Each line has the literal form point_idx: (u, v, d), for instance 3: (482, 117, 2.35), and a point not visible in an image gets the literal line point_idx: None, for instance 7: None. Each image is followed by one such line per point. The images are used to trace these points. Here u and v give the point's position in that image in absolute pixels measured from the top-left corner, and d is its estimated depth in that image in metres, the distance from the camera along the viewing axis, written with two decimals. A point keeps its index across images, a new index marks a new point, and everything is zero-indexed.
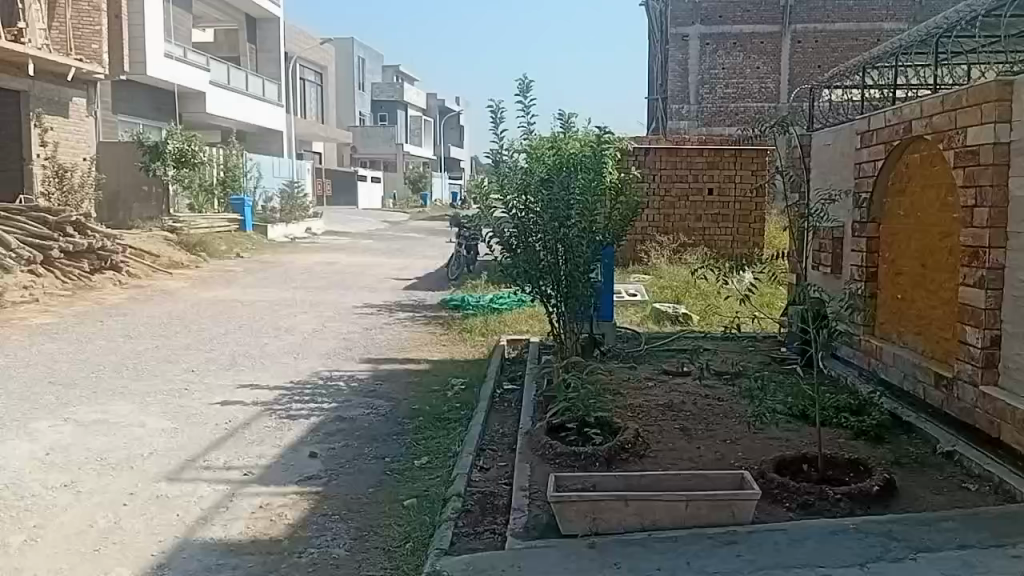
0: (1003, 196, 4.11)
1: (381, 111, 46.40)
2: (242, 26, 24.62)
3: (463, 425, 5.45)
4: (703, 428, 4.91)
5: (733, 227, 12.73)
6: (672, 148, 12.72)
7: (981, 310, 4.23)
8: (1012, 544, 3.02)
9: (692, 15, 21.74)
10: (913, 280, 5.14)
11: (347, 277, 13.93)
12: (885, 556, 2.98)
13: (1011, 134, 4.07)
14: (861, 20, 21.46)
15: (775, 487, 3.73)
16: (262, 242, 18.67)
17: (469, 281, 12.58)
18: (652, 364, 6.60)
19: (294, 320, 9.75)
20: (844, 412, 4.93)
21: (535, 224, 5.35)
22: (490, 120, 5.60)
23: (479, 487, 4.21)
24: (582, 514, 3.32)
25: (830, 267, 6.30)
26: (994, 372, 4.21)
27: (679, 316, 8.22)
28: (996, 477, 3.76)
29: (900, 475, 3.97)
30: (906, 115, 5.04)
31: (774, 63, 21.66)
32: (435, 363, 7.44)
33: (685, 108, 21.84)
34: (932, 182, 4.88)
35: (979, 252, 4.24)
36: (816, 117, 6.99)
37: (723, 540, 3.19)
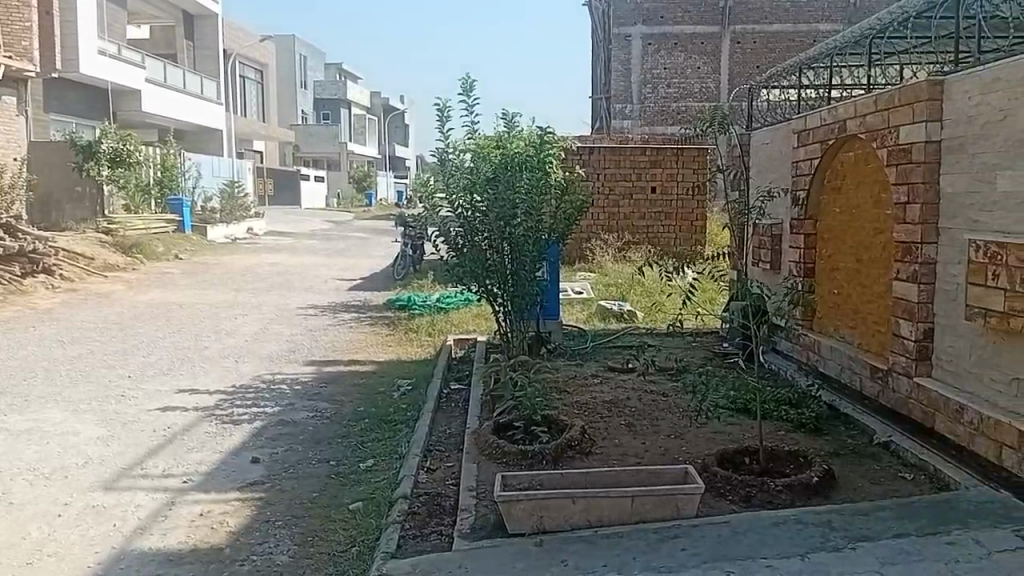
0: (934, 193, 4.25)
1: (324, 110, 45.81)
2: (179, 22, 24.04)
3: (409, 426, 5.41)
4: (648, 424, 4.96)
5: (676, 225, 12.91)
6: (616, 147, 12.84)
7: (914, 304, 4.36)
8: (947, 532, 3.10)
9: (634, 16, 21.96)
10: (850, 276, 5.28)
11: (290, 278, 13.72)
12: (826, 546, 3.03)
13: (941, 132, 4.19)
14: (797, 22, 22.01)
15: (718, 481, 3.79)
16: (202, 243, 18.25)
17: (415, 281, 12.50)
18: (598, 361, 6.65)
19: (235, 323, 9.54)
20: (783, 405, 5.04)
21: (481, 223, 5.33)
22: (436, 119, 5.55)
23: (426, 488, 4.18)
24: (529, 514, 3.32)
25: (769, 264, 6.43)
26: (927, 364, 4.33)
27: (624, 313, 8.31)
28: (931, 466, 3.88)
29: (838, 466, 4.07)
30: (841, 115, 5.17)
31: (714, 63, 22.03)
32: (381, 364, 7.36)
33: (628, 108, 22.07)
34: (866, 180, 5.01)
35: (912, 247, 4.37)
36: (756, 116, 7.15)
37: (668, 535, 3.22)
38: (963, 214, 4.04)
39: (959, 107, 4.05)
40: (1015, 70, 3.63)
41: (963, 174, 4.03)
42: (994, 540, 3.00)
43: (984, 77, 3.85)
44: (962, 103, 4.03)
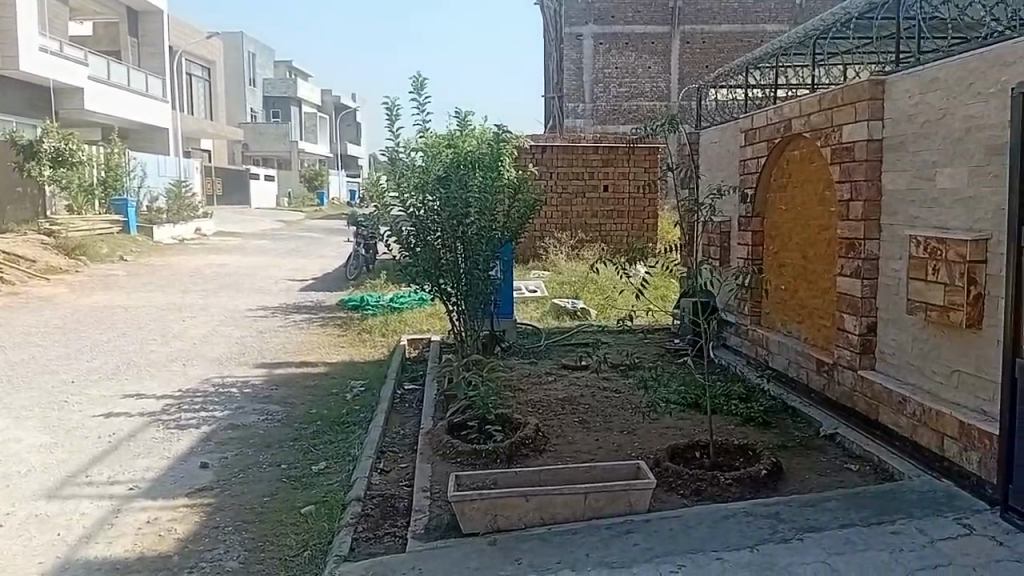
0: (876, 190, 4.35)
1: (273, 108, 45.15)
2: (123, 19, 23.47)
3: (362, 428, 5.36)
4: (600, 420, 5.00)
5: (628, 223, 13.02)
6: (568, 145, 12.90)
7: (857, 298, 4.46)
8: (891, 521, 3.17)
9: (585, 15, 22.09)
10: (796, 272, 5.38)
11: (240, 279, 13.49)
12: (775, 538, 3.09)
13: (883, 131, 4.30)
14: (745, 23, 22.38)
15: (670, 476, 3.83)
16: (148, 244, 17.83)
17: (368, 281, 12.39)
18: (552, 359, 6.67)
19: (183, 325, 9.33)
20: (733, 400, 5.12)
21: (433, 222, 5.31)
22: (386, 118, 5.51)
23: (380, 490, 4.15)
24: (483, 513, 3.31)
25: (718, 261, 6.52)
26: (870, 357, 4.44)
27: (577, 311, 8.35)
28: (875, 458, 3.98)
29: (786, 459, 4.15)
30: (786, 114, 5.27)
31: (664, 62, 22.28)
32: (334, 365, 7.28)
33: (580, 107, 22.22)
34: (811, 178, 5.12)
35: (855, 243, 4.48)
36: (704, 115, 7.25)
37: (620, 531, 3.24)
38: (904, 210, 4.14)
39: (899, 106, 4.16)
40: (952, 69, 3.73)
41: (904, 172, 4.13)
42: (936, 529, 3.08)
43: (923, 76, 3.95)
44: (902, 102, 4.13)
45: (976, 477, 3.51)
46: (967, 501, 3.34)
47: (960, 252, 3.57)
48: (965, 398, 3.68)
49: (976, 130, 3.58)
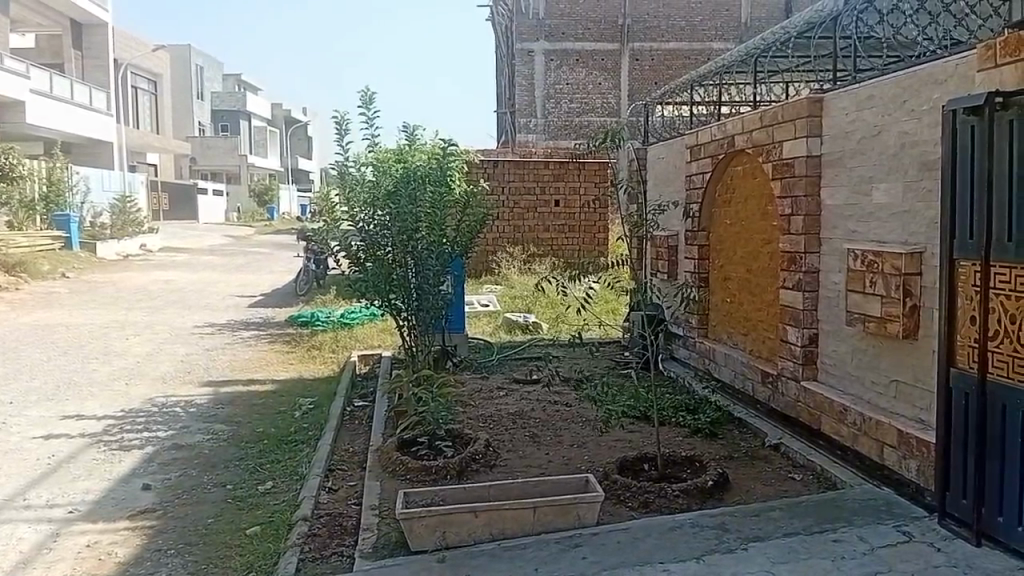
0: (816, 205, 4.47)
1: (222, 121, 44.52)
2: (67, 31, 23.00)
3: (311, 446, 5.29)
4: (551, 434, 5.01)
5: (580, 237, 13.13)
6: (520, 160, 12.98)
7: (800, 310, 4.57)
8: (833, 529, 3.24)
9: (536, 32, 22.27)
10: (741, 284, 5.49)
11: (187, 295, 13.23)
12: (720, 548, 3.12)
13: (821, 147, 4.42)
14: (692, 41, 22.84)
15: (618, 488, 3.87)
16: (90, 260, 17.39)
17: (318, 296, 12.26)
18: (503, 373, 6.67)
19: (126, 343, 9.11)
20: (681, 412, 5.18)
21: (384, 237, 5.27)
22: (335, 132, 5.47)
23: (327, 509, 4.10)
24: (431, 529, 3.29)
25: (666, 274, 6.61)
26: (813, 368, 4.54)
27: (529, 325, 8.38)
28: (818, 467, 4.06)
29: (732, 469, 4.21)
30: (730, 130, 5.39)
31: (615, 79, 22.58)
32: (282, 383, 7.17)
33: (532, 122, 22.37)
34: (754, 193, 5.23)
35: (796, 257, 4.59)
36: (652, 131, 7.39)
37: (569, 544, 3.25)
38: (843, 224, 4.25)
39: (837, 122, 4.28)
40: (886, 88, 3.85)
41: (842, 187, 4.25)
42: (876, 536, 3.15)
43: (860, 94, 4.07)
44: (840, 118, 4.25)
45: (915, 485, 3.60)
46: (905, 508, 3.42)
47: (896, 265, 3.67)
48: (903, 407, 3.77)
49: (909, 146, 3.69)
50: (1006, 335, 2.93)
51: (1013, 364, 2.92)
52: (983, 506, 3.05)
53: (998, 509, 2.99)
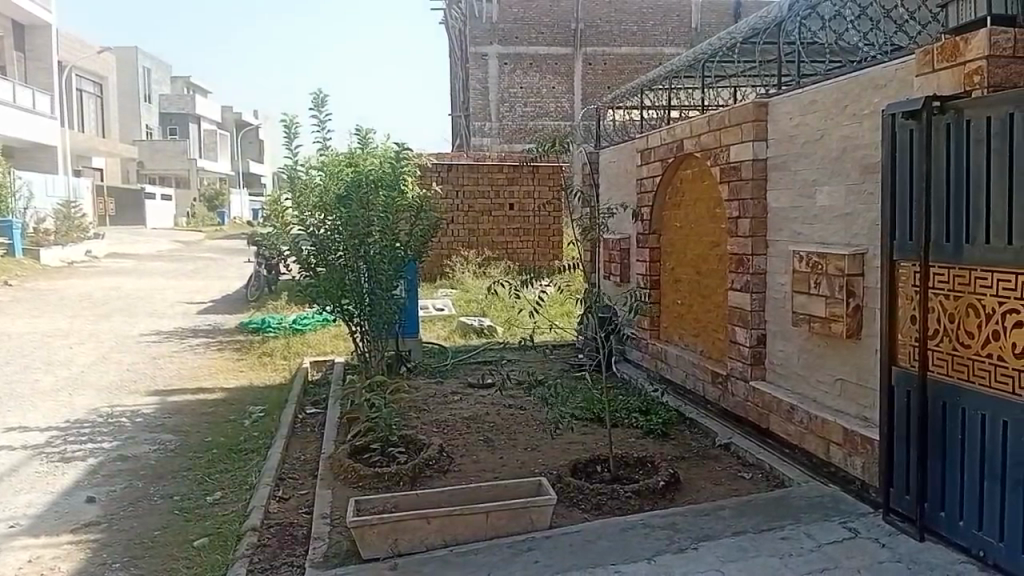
0: (762, 208, 4.55)
1: (171, 125, 43.68)
2: (7, 32, 22.32)
3: (261, 454, 5.21)
4: (504, 437, 5.01)
5: (533, 241, 13.20)
6: (473, 163, 12.98)
7: (747, 312, 4.64)
8: (781, 527, 3.29)
9: (489, 36, 22.29)
10: (691, 286, 5.55)
11: (135, 302, 12.94)
12: (671, 548, 3.15)
13: (767, 151, 4.51)
14: (644, 46, 23.13)
15: (571, 491, 3.89)
16: (33, 267, 16.92)
17: (270, 302, 12.08)
18: (457, 377, 6.65)
19: (70, 352, 8.87)
20: (634, 413, 5.22)
21: (334, 242, 5.21)
22: (284, 135, 5.40)
23: (277, 519, 4.04)
24: (383, 537, 3.25)
25: (618, 277, 6.67)
26: (761, 369, 4.62)
27: (484, 329, 8.37)
28: (767, 465, 4.13)
29: (683, 469, 4.26)
30: (679, 134, 5.46)
31: (568, 83, 22.73)
32: (232, 391, 7.04)
33: (487, 126, 22.37)
34: (702, 196, 5.30)
35: (744, 259, 4.66)
36: (603, 135, 7.46)
37: (522, 548, 3.24)
38: (787, 226, 4.34)
39: (782, 127, 4.37)
40: (828, 94, 3.93)
41: (787, 191, 4.33)
42: (822, 533, 3.21)
43: (803, 99, 4.16)
44: (785, 123, 4.34)
45: (860, 481, 3.68)
46: (850, 504, 3.50)
47: (840, 267, 3.74)
48: (848, 405, 3.85)
49: (851, 150, 3.77)
50: (945, 334, 3.01)
51: (951, 362, 3.00)
52: (925, 501, 3.13)
53: (940, 504, 3.07)
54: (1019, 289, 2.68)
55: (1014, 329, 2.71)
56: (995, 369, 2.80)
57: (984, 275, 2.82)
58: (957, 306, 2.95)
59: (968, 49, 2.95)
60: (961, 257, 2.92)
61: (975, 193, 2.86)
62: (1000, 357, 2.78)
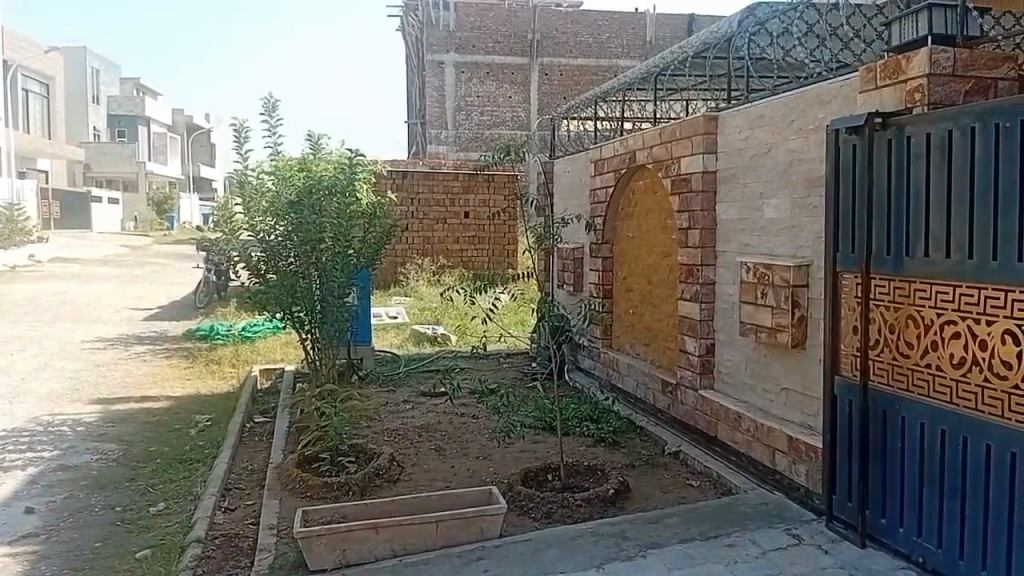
0: (711, 219, 4.63)
1: (120, 127, 42.73)
2: None
3: (207, 464, 5.11)
4: (456, 446, 5.00)
5: (489, 249, 13.17)
6: (429, 171, 12.98)
7: (697, 321, 4.72)
8: (728, 534, 3.33)
9: (446, 43, 22.27)
10: (642, 295, 5.62)
11: (79, 308, 12.61)
12: (619, 556, 3.17)
13: (716, 163, 4.59)
14: (600, 57, 23.39)
15: (521, 500, 3.89)
16: None
17: (219, 309, 11.88)
18: (410, 386, 6.62)
19: (9, 359, 8.60)
20: (585, 421, 5.25)
21: (286, 248, 5.13)
22: (234, 140, 5.32)
23: (223, 530, 3.97)
24: (331, 548, 3.21)
25: (572, 286, 6.72)
26: (710, 377, 4.69)
27: (437, 337, 8.35)
28: (715, 473, 4.19)
29: (633, 477, 4.30)
30: (631, 145, 5.53)
31: (524, 93, 22.87)
32: (178, 399, 6.90)
33: (443, 134, 22.37)
34: (654, 207, 5.37)
35: (693, 269, 4.74)
36: (558, 145, 7.53)
37: (471, 557, 3.23)
38: (736, 238, 4.42)
39: (731, 140, 4.45)
40: (776, 109, 4.02)
41: (735, 203, 4.41)
42: (767, 539, 3.26)
43: (751, 113, 4.25)
44: (734, 136, 4.42)
45: (804, 488, 3.75)
46: (794, 511, 3.56)
47: (786, 278, 3.82)
48: (793, 413, 3.92)
49: (797, 164, 3.85)
50: (886, 344, 3.09)
51: (892, 372, 3.07)
52: (867, 509, 3.20)
53: (881, 511, 3.14)
54: (957, 300, 2.75)
55: (951, 340, 2.78)
56: (933, 379, 2.87)
57: (923, 288, 2.90)
58: (898, 317, 3.02)
59: (910, 66, 3.05)
60: (902, 269, 3.00)
61: (914, 207, 2.94)
62: (938, 367, 2.85)
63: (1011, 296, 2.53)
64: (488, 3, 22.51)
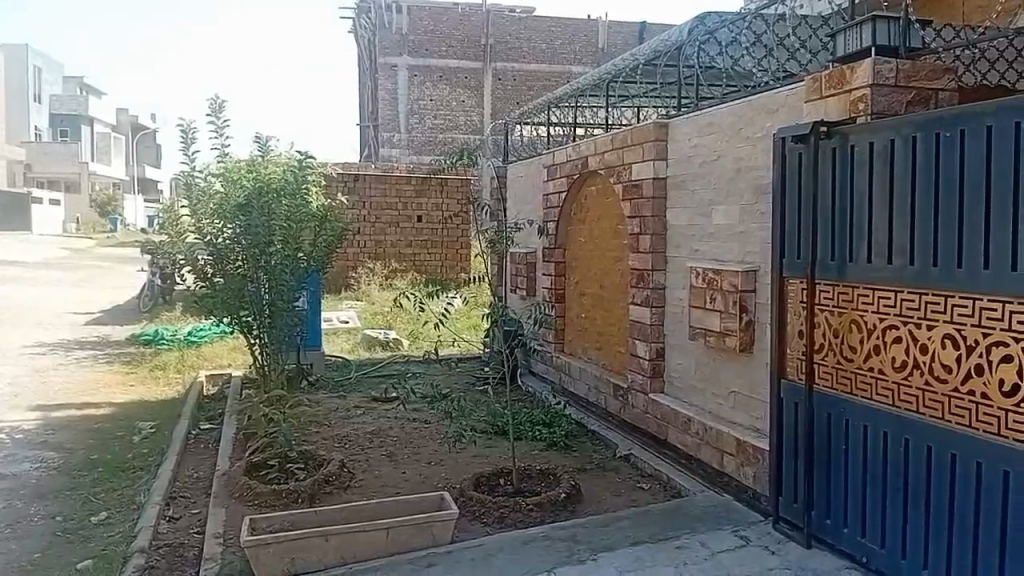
0: (661, 225, 4.69)
1: (61, 126, 41.50)
2: None
3: (151, 473, 4.98)
4: (408, 452, 4.96)
5: (441, 253, 13.10)
6: (381, 174, 12.91)
7: (647, 325, 4.77)
8: (678, 536, 3.37)
9: (399, 46, 22.10)
10: (594, 300, 5.66)
11: (16, 312, 12.19)
12: (571, 560, 3.18)
13: (667, 170, 4.65)
14: (552, 63, 23.55)
15: (473, 505, 3.88)
16: None
17: (164, 313, 11.59)
18: (360, 391, 6.55)
19: None
20: (537, 425, 5.27)
21: (233, 251, 5.04)
22: (180, 141, 5.21)
23: (167, 539, 3.87)
24: (278, 557, 3.15)
25: (525, 291, 6.74)
26: (660, 381, 4.74)
27: (389, 342, 8.28)
28: (665, 476, 4.24)
29: (584, 481, 4.32)
30: (583, 151, 5.57)
31: (477, 97, 22.89)
32: (122, 406, 6.71)
33: (396, 137, 22.25)
34: (606, 212, 5.42)
35: (644, 274, 4.79)
36: (511, 150, 7.56)
37: (423, 563, 3.20)
38: (686, 244, 4.48)
39: (681, 147, 4.52)
40: (724, 117, 4.09)
41: (685, 209, 4.47)
42: (716, 541, 3.31)
43: (701, 120, 4.31)
44: (684, 144, 4.48)
45: (751, 490, 3.81)
46: (742, 513, 3.61)
47: (734, 283, 3.88)
48: (740, 416, 3.98)
49: (745, 171, 3.92)
50: (830, 348, 3.17)
51: (836, 375, 3.15)
52: (812, 510, 3.26)
53: (826, 512, 3.20)
54: (898, 305, 2.83)
55: (894, 345, 2.85)
56: (875, 382, 2.94)
57: (866, 293, 2.97)
58: (842, 322, 3.10)
59: (854, 77, 3.13)
60: (845, 275, 3.07)
61: (858, 214, 3.01)
62: (880, 370, 2.92)
63: (951, 301, 2.60)
64: (442, 7, 22.44)
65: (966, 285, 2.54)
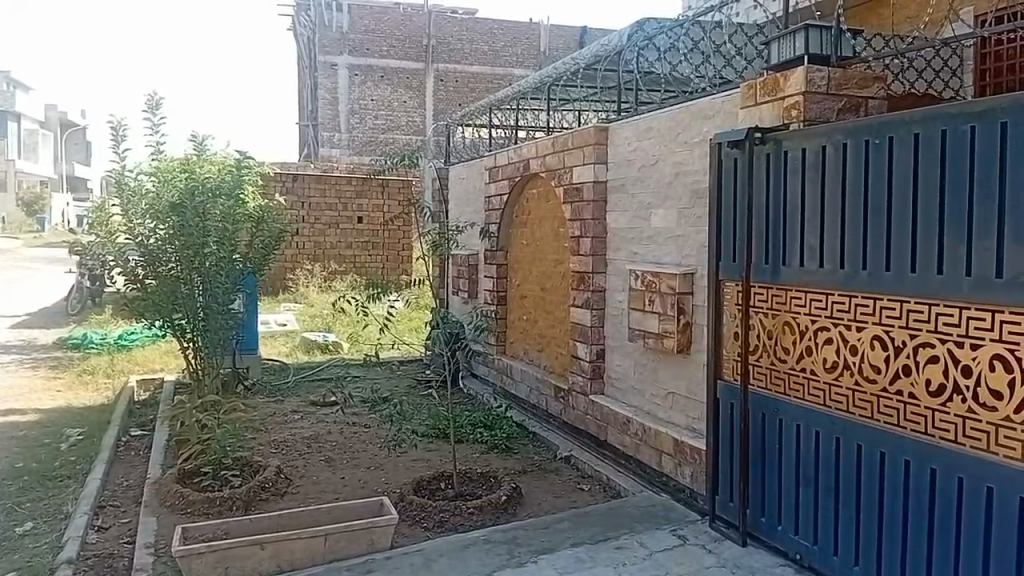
0: (602, 228, 4.73)
1: None
2: None
3: (79, 481, 4.80)
4: (347, 457, 4.90)
5: (382, 255, 12.96)
6: (320, 175, 12.74)
7: (587, 327, 4.82)
8: (617, 537, 3.40)
9: (339, 45, 21.83)
10: (535, 302, 5.68)
11: None
12: (511, 562, 3.17)
13: (606, 173, 4.70)
14: (495, 65, 23.63)
15: (413, 509, 3.85)
16: None
17: (93, 316, 11.21)
18: (298, 395, 6.45)
19: None
20: (478, 428, 5.26)
21: (166, 252, 4.89)
22: (110, 138, 5.02)
23: (96, 550, 3.74)
24: (211, 566, 3.08)
25: (467, 293, 6.74)
26: (599, 382, 4.78)
27: (329, 345, 8.17)
28: (604, 477, 4.28)
29: (525, 483, 4.34)
30: (525, 154, 5.58)
31: (419, 98, 22.79)
32: (48, 412, 6.47)
33: (336, 137, 21.96)
34: (547, 215, 5.44)
35: (585, 277, 4.84)
36: (453, 152, 7.55)
37: (361, 570, 3.15)
38: (625, 247, 4.53)
39: (620, 151, 4.56)
40: (662, 121, 4.14)
41: (625, 213, 4.52)
42: (654, 541, 3.34)
43: (640, 125, 4.36)
44: (624, 148, 4.53)
45: (688, 489, 3.87)
46: (679, 512, 3.67)
47: (671, 285, 3.93)
48: (677, 416, 4.04)
49: (681, 176, 3.99)
50: (764, 350, 3.24)
51: (770, 376, 3.22)
52: (748, 508, 3.32)
53: (761, 510, 3.27)
54: (829, 307, 2.90)
55: (825, 346, 2.92)
56: (808, 382, 3.01)
57: (798, 296, 3.05)
58: (775, 324, 3.17)
59: (788, 84, 3.21)
60: (779, 278, 3.15)
61: (791, 219, 3.09)
62: (812, 371, 2.99)
63: (879, 303, 2.68)
64: (384, 7, 22.26)
65: (893, 288, 2.62)
